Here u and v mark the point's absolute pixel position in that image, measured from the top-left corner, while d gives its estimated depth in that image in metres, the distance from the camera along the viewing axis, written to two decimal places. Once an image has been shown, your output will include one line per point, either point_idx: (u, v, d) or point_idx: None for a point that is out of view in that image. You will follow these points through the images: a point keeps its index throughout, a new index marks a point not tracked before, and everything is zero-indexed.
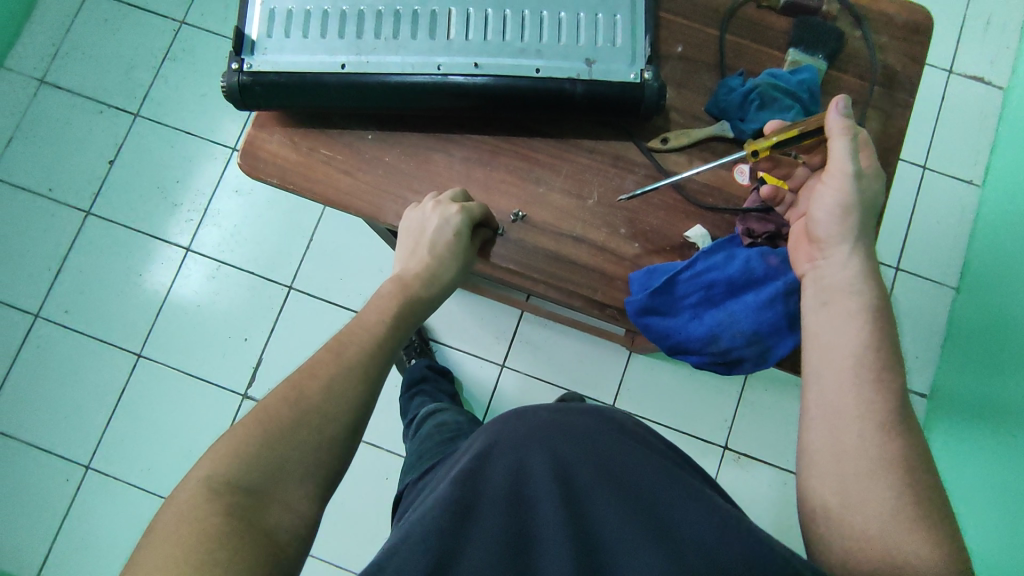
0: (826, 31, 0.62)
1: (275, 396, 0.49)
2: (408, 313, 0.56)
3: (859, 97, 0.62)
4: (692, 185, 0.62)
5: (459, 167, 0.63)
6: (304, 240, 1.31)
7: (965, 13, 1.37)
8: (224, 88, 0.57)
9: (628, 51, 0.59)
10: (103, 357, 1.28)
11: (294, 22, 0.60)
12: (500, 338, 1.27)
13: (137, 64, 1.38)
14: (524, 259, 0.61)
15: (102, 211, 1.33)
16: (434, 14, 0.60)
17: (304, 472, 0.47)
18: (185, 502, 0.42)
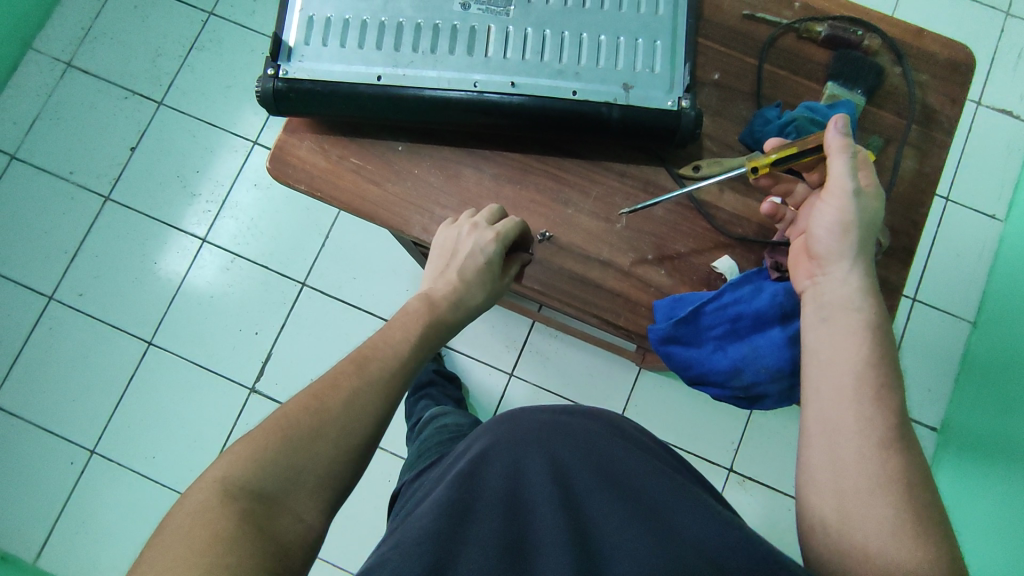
0: (866, 67, 0.61)
1: (296, 402, 0.47)
2: (433, 334, 0.54)
3: (895, 134, 0.61)
4: (720, 214, 0.62)
5: (489, 183, 0.63)
6: (320, 237, 1.31)
7: (996, 46, 1.36)
8: (260, 93, 0.57)
9: (666, 78, 0.59)
10: (114, 342, 1.28)
11: (332, 30, 0.60)
12: (510, 347, 1.26)
13: (164, 52, 1.38)
14: (548, 279, 0.61)
15: (121, 196, 1.33)
16: (473, 30, 0.60)
17: (318, 484, 0.45)
18: (198, 502, 0.41)
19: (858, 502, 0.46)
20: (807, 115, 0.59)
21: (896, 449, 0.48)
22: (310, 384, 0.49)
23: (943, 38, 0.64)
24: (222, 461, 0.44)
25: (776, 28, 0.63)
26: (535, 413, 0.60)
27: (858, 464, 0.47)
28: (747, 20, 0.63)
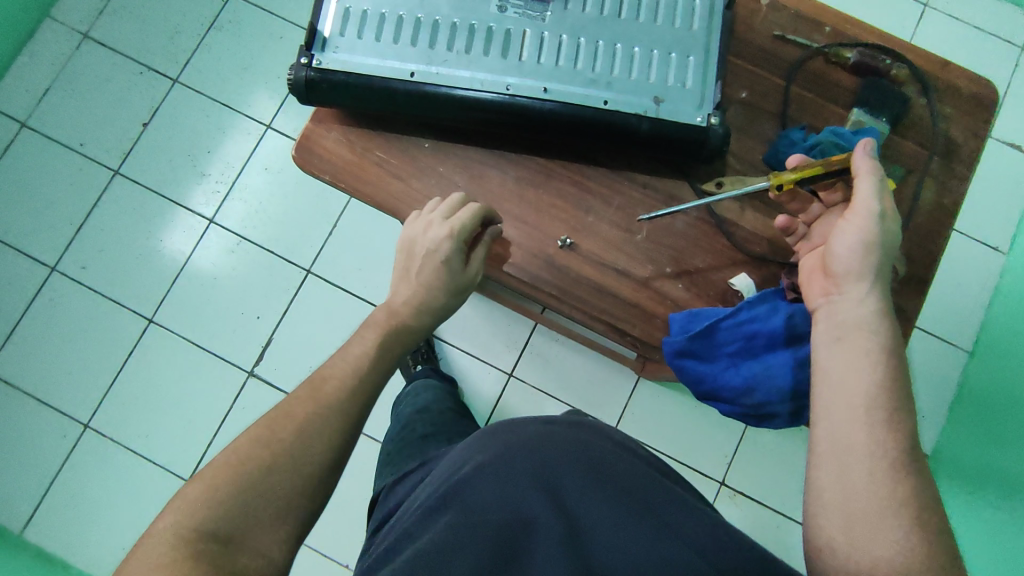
0: (893, 95, 0.62)
1: (246, 439, 0.50)
2: (391, 341, 0.58)
3: (916, 164, 0.62)
4: (740, 232, 0.63)
5: (512, 186, 0.63)
6: (328, 225, 1.31)
7: (1010, 79, 1.37)
8: (291, 81, 0.58)
9: (696, 94, 0.59)
10: (115, 318, 1.28)
11: (368, 23, 0.60)
12: (511, 347, 1.27)
13: (182, 30, 1.38)
14: (566, 285, 0.61)
15: (129, 171, 1.32)
16: (509, 33, 0.60)
17: (275, 513, 0.48)
18: (154, 551, 0.44)
19: (864, 524, 0.47)
20: (831, 141, 0.60)
21: (907, 473, 0.48)
22: (268, 415, 0.53)
23: (969, 73, 0.64)
24: (192, 490, 0.47)
25: (806, 51, 0.63)
26: (526, 422, 0.58)
27: (868, 485, 0.48)
28: (777, 41, 0.64)
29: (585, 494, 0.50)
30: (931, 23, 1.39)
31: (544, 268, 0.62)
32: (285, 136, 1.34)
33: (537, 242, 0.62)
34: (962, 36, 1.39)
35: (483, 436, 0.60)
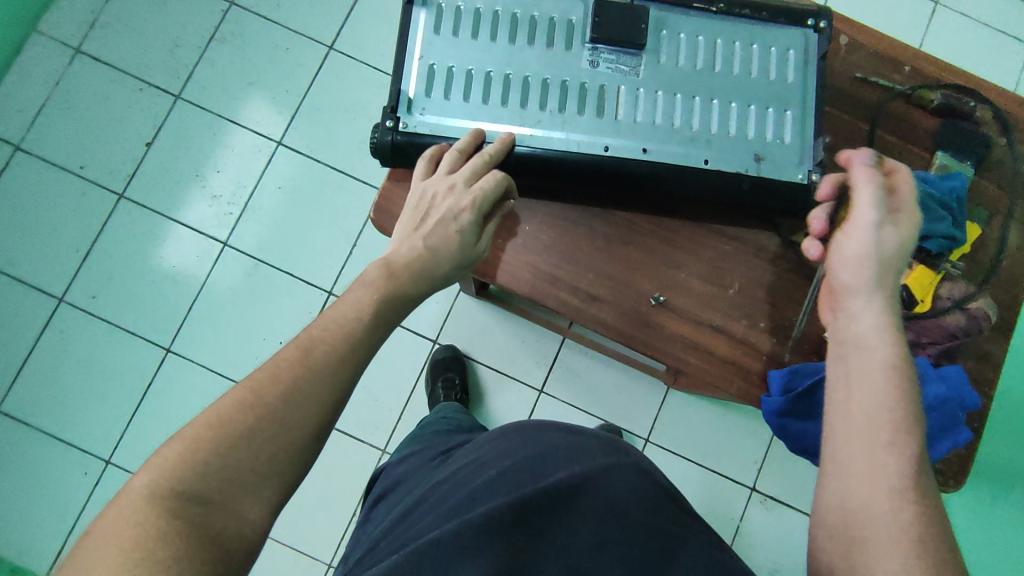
0: (976, 139, 0.62)
1: (231, 399, 0.47)
2: (388, 302, 0.53)
3: (998, 206, 0.63)
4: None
5: (601, 242, 0.62)
6: (348, 244, 1.27)
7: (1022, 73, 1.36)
8: (379, 146, 0.57)
9: (795, 148, 0.59)
10: (130, 348, 1.23)
11: (456, 83, 0.59)
12: (541, 363, 1.25)
13: (182, 42, 1.31)
14: (660, 344, 0.61)
15: (136, 195, 1.27)
16: (603, 90, 0.59)
17: (256, 480, 0.46)
18: (129, 509, 0.42)
19: None
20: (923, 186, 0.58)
21: None
22: (254, 374, 0.49)
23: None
24: (171, 449, 0.45)
25: (889, 93, 0.63)
26: (555, 432, 0.66)
27: None
28: (857, 83, 0.63)
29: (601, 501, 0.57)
30: (945, 19, 1.37)
31: (632, 325, 0.61)
32: (297, 152, 1.29)
33: (627, 299, 0.61)
34: (976, 32, 1.37)
35: (520, 434, 0.67)
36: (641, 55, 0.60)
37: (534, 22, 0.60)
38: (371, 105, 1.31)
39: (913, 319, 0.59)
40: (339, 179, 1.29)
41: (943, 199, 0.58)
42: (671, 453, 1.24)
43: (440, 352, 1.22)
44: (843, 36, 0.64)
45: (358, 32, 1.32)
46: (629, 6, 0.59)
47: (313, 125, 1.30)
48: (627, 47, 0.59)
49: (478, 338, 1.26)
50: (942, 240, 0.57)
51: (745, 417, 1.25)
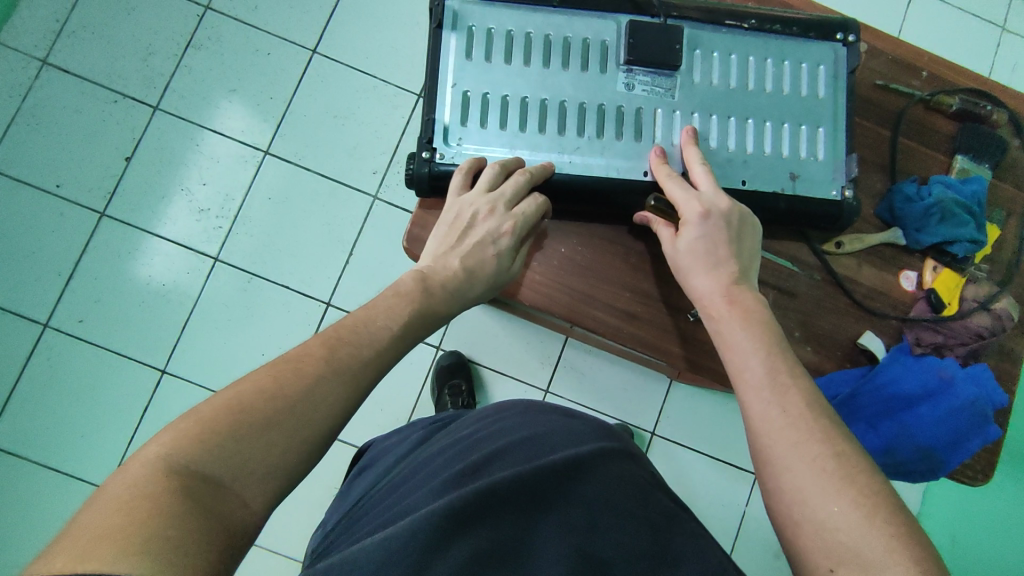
0: (995, 142, 0.63)
1: (251, 382, 0.43)
2: (416, 321, 0.51)
3: (1015, 206, 0.65)
4: (860, 289, 0.61)
5: (636, 261, 0.62)
6: (344, 253, 1.25)
7: (995, 56, 1.40)
8: (416, 178, 0.57)
9: (829, 166, 0.58)
10: (123, 371, 1.19)
11: (491, 110, 0.58)
12: (545, 363, 1.25)
13: (156, 50, 1.26)
14: (698, 358, 0.61)
15: (118, 212, 1.22)
16: (640, 112, 0.59)
17: (265, 471, 0.40)
18: (134, 480, 0.36)
19: None
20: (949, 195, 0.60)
21: None
22: (275, 363, 0.45)
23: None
24: (172, 429, 0.39)
25: (909, 100, 0.64)
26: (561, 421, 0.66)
27: None
28: (880, 89, 0.64)
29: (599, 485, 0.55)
30: (923, 6, 1.39)
31: (672, 342, 0.61)
32: (286, 161, 1.26)
33: (666, 319, 0.61)
34: (952, 18, 1.40)
35: (512, 422, 0.66)
36: (676, 76, 0.59)
37: (567, 44, 0.59)
38: (360, 109, 1.27)
39: (943, 321, 0.60)
40: (330, 187, 1.26)
41: (967, 204, 0.60)
42: (677, 445, 1.26)
43: (445, 358, 1.21)
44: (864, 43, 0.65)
45: (342, 34, 1.28)
46: (663, 26, 0.58)
47: (301, 132, 1.26)
48: (662, 69, 0.59)
49: (482, 343, 1.25)
50: (967, 245, 0.60)
51: None
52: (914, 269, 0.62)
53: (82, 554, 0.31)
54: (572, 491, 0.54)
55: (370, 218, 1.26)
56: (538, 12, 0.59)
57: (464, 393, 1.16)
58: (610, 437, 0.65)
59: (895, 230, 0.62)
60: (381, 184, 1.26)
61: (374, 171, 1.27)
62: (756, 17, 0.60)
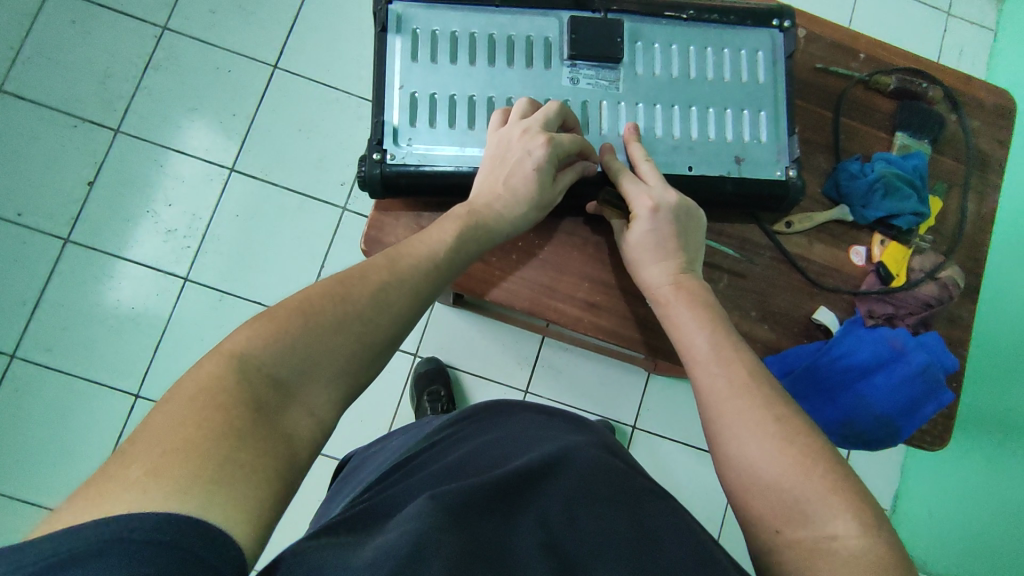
0: (932, 118, 0.66)
1: (293, 303, 0.45)
2: (472, 235, 0.54)
3: (956, 178, 0.67)
4: (812, 266, 0.63)
5: (593, 251, 0.63)
6: (316, 266, 1.24)
7: (942, 42, 1.44)
8: (369, 180, 0.56)
9: (772, 148, 0.60)
10: (96, 399, 1.17)
11: (439, 109, 0.59)
12: (523, 364, 1.26)
13: (114, 73, 1.25)
14: (660, 343, 0.62)
15: (83, 237, 1.21)
16: (585, 105, 0.60)
17: (329, 377, 0.44)
18: (192, 400, 0.38)
19: None
20: (889, 169, 0.62)
21: None
22: (313, 287, 0.47)
23: (988, 85, 0.70)
24: (213, 356, 0.41)
25: (849, 81, 0.66)
26: (543, 424, 0.64)
27: None
28: (819, 72, 0.66)
29: (581, 473, 0.53)
30: None
31: (633, 329, 0.62)
32: (252, 177, 1.25)
33: (626, 305, 0.63)
34: (898, 6, 1.44)
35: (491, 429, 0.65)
36: (619, 69, 0.61)
37: (512, 42, 0.60)
38: (324, 122, 1.28)
39: (892, 291, 0.62)
40: (298, 201, 1.25)
41: (910, 178, 0.63)
42: (658, 437, 1.27)
43: (423, 365, 1.21)
44: (801, 29, 0.67)
45: (302, 47, 1.29)
46: (604, 20, 0.60)
47: (265, 148, 1.26)
48: (605, 62, 0.60)
49: (458, 347, 1.26)
50: (911, 217, 0.62)
51: None
52: (861, 244, 0.65)
53: (155, 470, 0.34)
54: (553, 482, 0.52)
55: (340, 229, 1.26)
56: (482, 12, 0.60)
57: (443, 399, 1.16)
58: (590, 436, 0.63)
59: (842, 208, 0.64)
60: (349, 195, 1.27)
61: (342, 183, 1.27)
62: (694, 8, 0.61)
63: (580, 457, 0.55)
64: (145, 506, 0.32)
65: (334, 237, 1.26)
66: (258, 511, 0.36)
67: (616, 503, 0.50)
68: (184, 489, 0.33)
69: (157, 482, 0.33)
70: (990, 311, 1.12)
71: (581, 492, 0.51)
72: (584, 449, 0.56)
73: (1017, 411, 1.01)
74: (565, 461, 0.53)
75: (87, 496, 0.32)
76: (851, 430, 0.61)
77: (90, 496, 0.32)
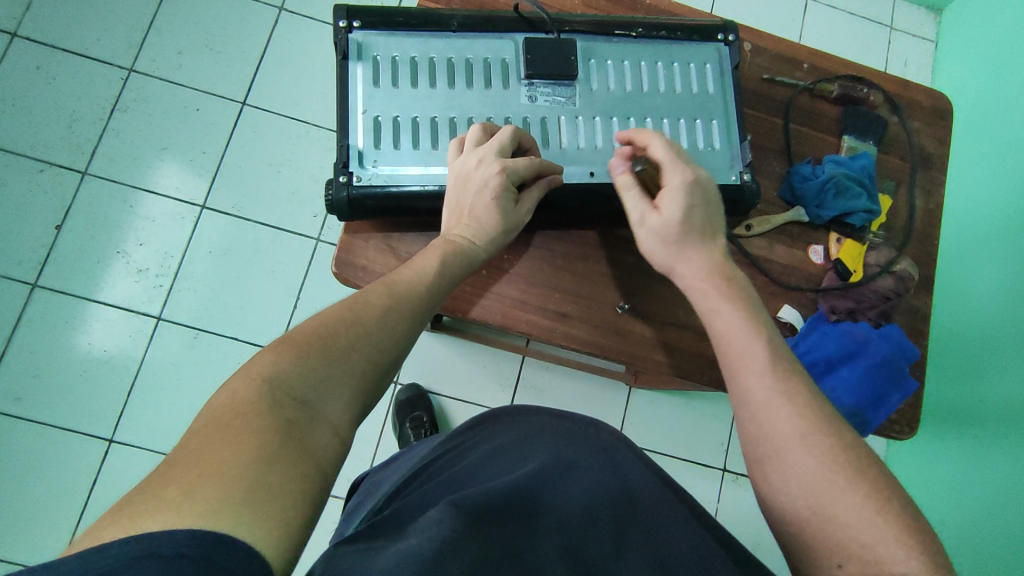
0: (873, 121, 0.70)
1: (306, 329, 0.47)
2: (455, 259, 0.55)
3: (903, 176, 0.71)
4: (774, 266, 0.66)
5: (561, 262, 0.65)
6: (292, 298, 1.24)
7: (887, 55, 1.51)
8: (337, 203, 0.57)
9: (725, 154, 0.63)
10: (68, 447, 1.14)
11: (401, 131, 0.60)
12: (504, 385, 1.26)
13: (80, 116, 1.25)
14: (631, 349, 0.64)
15: (52, 282, 1.19)
16: (544, 121, 0.62)
17: (343, 397, 0.46)
18: (222, 426, 0.39)
19: None
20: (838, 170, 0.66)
21: None
22: (321, 313, 0.49)
23: (925, 88, 0.74)
24: (239, 383, 0.42)
25: (794, 90, 0.70)
26: (538, 414, 0.65)
27: None
28: (767, 82, 0.70)
29: (586, 482, 0.54)
30: (815, 13, 1.51)
31: (605, 336, 0.64)
32: (224, 213, 1.25)
33: (596, 314, 0.64)
34: (843, 22, 1.51)
35: (499, 424, 0.64)
36: (574, 85, 0.63)
37: (470, 65, 0.62)
38: (295, 155, 1.29)
39: (850, 286, 0.65)
40: (271, 234, 1.25)
41: (859, 178, 0.66)
42: (644, 451, 1.26)
43: (404, 392, 1.21)
44: (747, 42, 0.71)
45: (269, 84, 1.30)
46: (557, 41, 0.62)
47: (237, 184, 1.26)
48: (560, 80, 0.63)
49: (438, 372, 1.25)
50: (862, 215, 0.65)
51: (707, 403, 1.30)
52: (818, 242, 0.67)
53: (192, 490, 0.34)
54: (566, 488, 0.53)
55: (314, 260, 1.26)
56: (439, 37, 0.62)
57: (426, 425, 1.15)
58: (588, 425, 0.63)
59: (798, 209, 0.67)
60: (322, 227, 1.27)
61: (315, 214, 1.27)
62: (642, 25, 0.64)
63: (591, 464, 0.56)
64: (181, 526, 0.32)
65: (309, 268, 1.26)
66: (291, 527, 0.36)
67: (631, 516, 0.51)
68: (215, 510, 0.34)
69: (191, 502, 0.34)
70: (958, 303, 1.16)
71: (598, 499, 0.52)
72: (593, 455, 0.58)
73: (990, 402, 1.05)
74: (576, 468, 0.55)
75: (124, 514, 0.33)
76: None
77: (128, 515, 0.33)
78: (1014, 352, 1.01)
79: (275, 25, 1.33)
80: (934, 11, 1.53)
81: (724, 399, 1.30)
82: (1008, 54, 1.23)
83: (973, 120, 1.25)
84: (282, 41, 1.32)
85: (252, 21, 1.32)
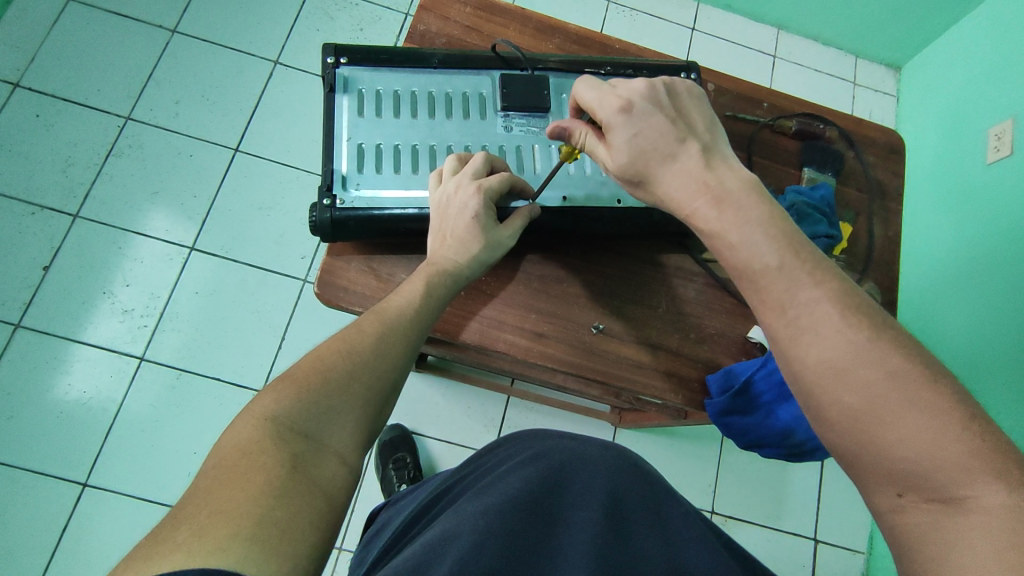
0: (831, 154, 0.74)
1: (304, 363, 0.48)
2: (440, 286, 0.57)
3: (862, 207, 0.75)
4: (742, 288, 0.70)
5: (537, 285, 0.67)
6: (276, 337, 1.24)
7: (853, 108, 1.60)
8: (320, 224, 0.60)
9: None
10: (40, 492, 1.11)
11: (383, 158, 0.63)
12: (489, 426, 1.25)
13: (75, 161, 1.28)
14: (606, 367, 0.65)
15: (37, 322, 1.19)
16: (519, 149, 0.66)
17: (346, 424, 0.47)
18: (233, 466, 0.40)
19: None
20: (799, 198, 0.69)
21: None
22: (320, 347, 0.50)
23: (879, 126, 0.80)
24: (244, 424, 0.43)
25: (755, 126, 0.75)
26: (551, 433, 0.65)
27: None
28: (729, 119, 0.75)
29: (602, 493, 0.53)
30: (782, 70, 1.60)
31: (581, 356, 0.65)
32: (212, 255, 1.27)
33: (572, 333, 0.66)
34: (810, 78, 1.61)
35: (512, 448, 0.64)
36: (548, 117, 0.67)
37: (449, 98, 0.66)
38: (285, 200, 1.32)
39: None
40: (259, 276, 1.27)
41: (818, 207, 0.69)
42: None
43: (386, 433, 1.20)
44: (710, 84, 0.76)
45: (262, 132, 1.35)
46: (532, 77, 0.67)
47: (227, 226, 1.29)
48: (535, 112, 0.67)
49: (421, 409, 1.25)
50: (824, 239, 0.67)
51: (693, 442, 1.29)
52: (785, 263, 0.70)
53: (200, 531, 0.35)
54: (584, 495, 0.53)
55: (300, 301, 1.27)
56: (421, 73, 0.67)
57: (409, 466, 1.15)
58: (602, 441, 0.63)
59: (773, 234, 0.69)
60: (309, 268, 1.29)
61: (303, 256, 1.30)
62: (611, 64, 0.69)
63: (605, 474, 0.56)
64: (189, 565, 0.32)
65: (294, 310, 1.27)
66: (302, 562, 0.37)
67: (647, 526, 0.52)
68: (224, 548, 0.34)
69: (202, 542, 0.34)
70: (933, 341, 1.17)
71: (617, 512, 0.52)
72: (612, 466, 0.57)
73: None
74: (595, 476, 0.55)
75: (137, 558, 0.33)
76: (795, 440, 0.65)
77: (140, 559, 0.33)
78: (989, 382, 1.01)
79: (270, 77, 1.39)
80: (894, 69, 1.63)
81: (709, 438, 1.30)
82: (963, 104, 1.31)
83: (936, 167, 1.32)
84: (277, 92, 1.38)
85: (249, 73, 1.38)
